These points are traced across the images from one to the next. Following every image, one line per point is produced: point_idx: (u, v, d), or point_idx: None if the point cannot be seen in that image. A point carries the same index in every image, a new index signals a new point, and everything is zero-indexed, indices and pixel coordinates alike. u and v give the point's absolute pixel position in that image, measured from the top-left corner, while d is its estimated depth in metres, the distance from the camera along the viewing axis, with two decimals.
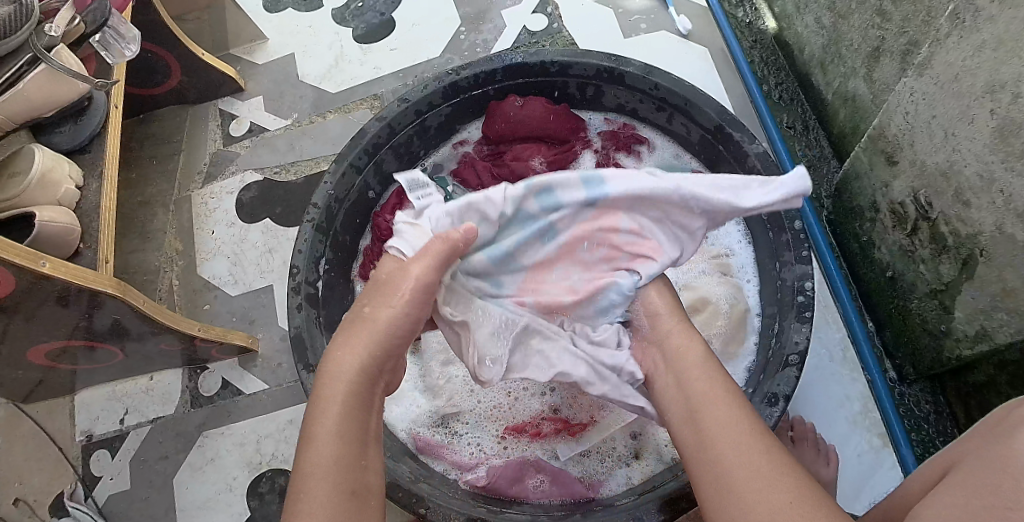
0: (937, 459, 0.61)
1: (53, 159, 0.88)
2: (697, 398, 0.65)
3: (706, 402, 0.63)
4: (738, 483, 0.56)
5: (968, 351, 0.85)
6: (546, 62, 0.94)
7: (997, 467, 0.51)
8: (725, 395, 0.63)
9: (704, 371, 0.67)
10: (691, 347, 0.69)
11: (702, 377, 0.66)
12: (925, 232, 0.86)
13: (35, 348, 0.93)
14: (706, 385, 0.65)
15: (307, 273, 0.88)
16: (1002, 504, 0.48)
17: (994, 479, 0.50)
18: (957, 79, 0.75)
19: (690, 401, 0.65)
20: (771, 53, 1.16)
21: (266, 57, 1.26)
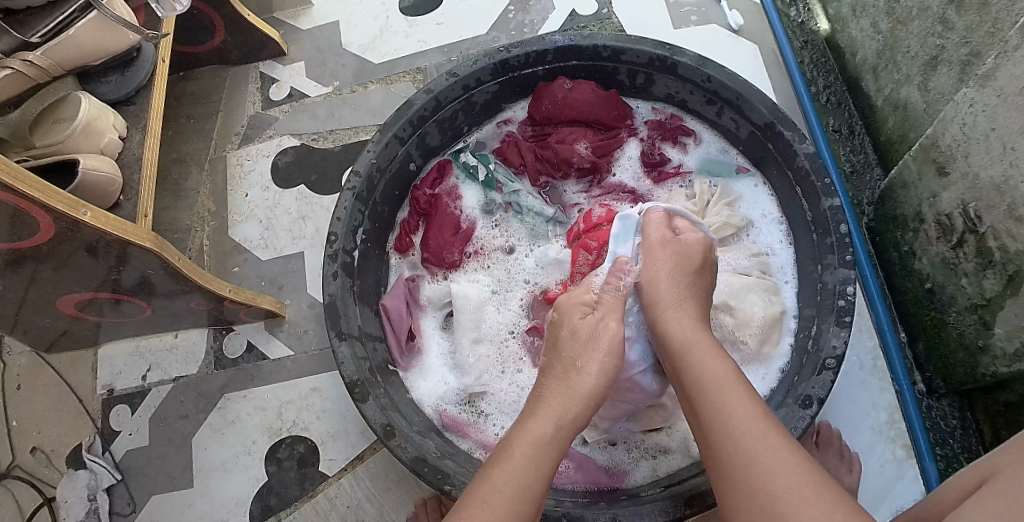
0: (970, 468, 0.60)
1: (98, 109, 0.87)
2: (714, 417, 0.58)
3: (734, 419, 0.56)
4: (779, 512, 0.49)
5: (1004, 369, 0.84)
6: (599, 46, 0.93)
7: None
8: (756, 418, 0.56)
9: (739, 393, 0.59)
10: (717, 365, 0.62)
11: (730, 394, 0.59)
12: (971, 245, 0.86)
13: (65, 297, 0.93)
14: (733, 406, 0.58)
15: (345, 241, 0.87)
16: None
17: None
18: (1022, 92, 0.74)
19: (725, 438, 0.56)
20: (822, 55, 1.15)
21: (310, 23, 1.25)
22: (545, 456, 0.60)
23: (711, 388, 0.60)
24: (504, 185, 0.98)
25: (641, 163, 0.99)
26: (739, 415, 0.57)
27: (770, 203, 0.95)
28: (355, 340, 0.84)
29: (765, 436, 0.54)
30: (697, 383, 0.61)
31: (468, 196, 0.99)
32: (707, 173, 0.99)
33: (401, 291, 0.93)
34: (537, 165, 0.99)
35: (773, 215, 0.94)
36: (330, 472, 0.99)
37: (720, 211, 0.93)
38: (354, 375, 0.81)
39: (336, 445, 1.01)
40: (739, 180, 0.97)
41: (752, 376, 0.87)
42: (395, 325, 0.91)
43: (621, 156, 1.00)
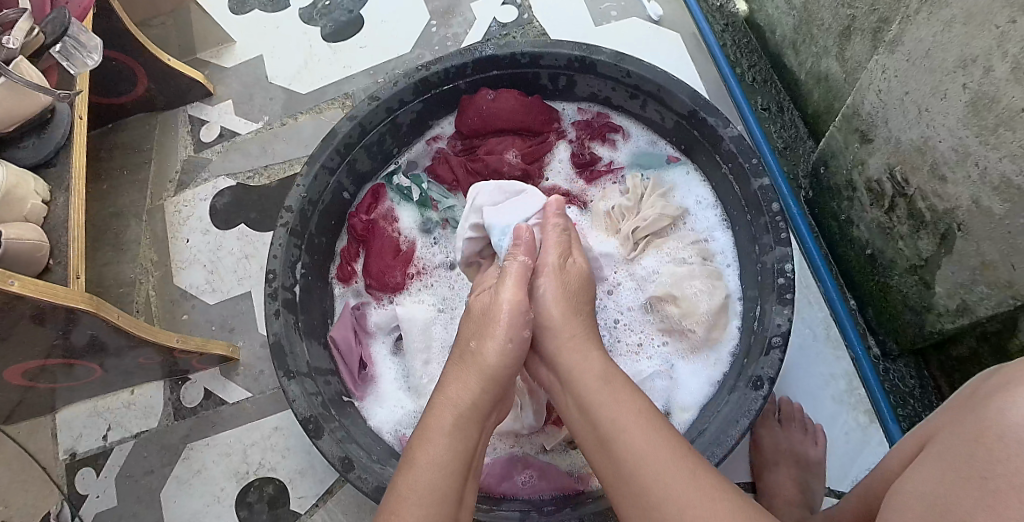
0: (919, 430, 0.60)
1: (17, 176, 0.85)
2: (609, 435, 0.61)
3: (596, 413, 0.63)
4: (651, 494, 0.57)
5: (950, 325, 0.85)
6: (517, 53, 0.93)
7: (973, 439, 0.48)
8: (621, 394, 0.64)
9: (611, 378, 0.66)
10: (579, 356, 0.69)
11: (594, 377, 0.66)
12: (902, 208, 0.86)
13: (10, 369, 0.91)
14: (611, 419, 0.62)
15: (284, 278, 0.87)
16: (979, 474, 0.46)
17: (966, 448, 0.48)
18: (929, 54, 0.74)
19: (598, 429, 0.63)
20: (743, 35, 1.16)
21: (234, 60, 1.24)
22: (467, 428, 0.65)
23: (573, 375, 0.68)
24: (439, 202, 0.98)
25: (572, 164, 1.00)
26: (606, 413, 0.63)
27: (703, 188, 0.95)
28: (305, 377, 0.83)
29: (644, 428, 0.60)
30: (568, 376, 0.68)
31: (404, 216, 0.99)
32: (639, 166, 0.99)
33: (348, 321, 0.93)
34: (469, 179, 0.98)
35: (708, 200, 0.95)
36: (301, 510, 0.99)
37: (656, 203, 0.94)
38: (306, 412, 0.80)
39: (305, 482, 1.00)
40: (672, 169, 0.97)
41: (704, 363, 0.87)
42: (345, 356, 0.91)
43: (552, 159, 1.01)
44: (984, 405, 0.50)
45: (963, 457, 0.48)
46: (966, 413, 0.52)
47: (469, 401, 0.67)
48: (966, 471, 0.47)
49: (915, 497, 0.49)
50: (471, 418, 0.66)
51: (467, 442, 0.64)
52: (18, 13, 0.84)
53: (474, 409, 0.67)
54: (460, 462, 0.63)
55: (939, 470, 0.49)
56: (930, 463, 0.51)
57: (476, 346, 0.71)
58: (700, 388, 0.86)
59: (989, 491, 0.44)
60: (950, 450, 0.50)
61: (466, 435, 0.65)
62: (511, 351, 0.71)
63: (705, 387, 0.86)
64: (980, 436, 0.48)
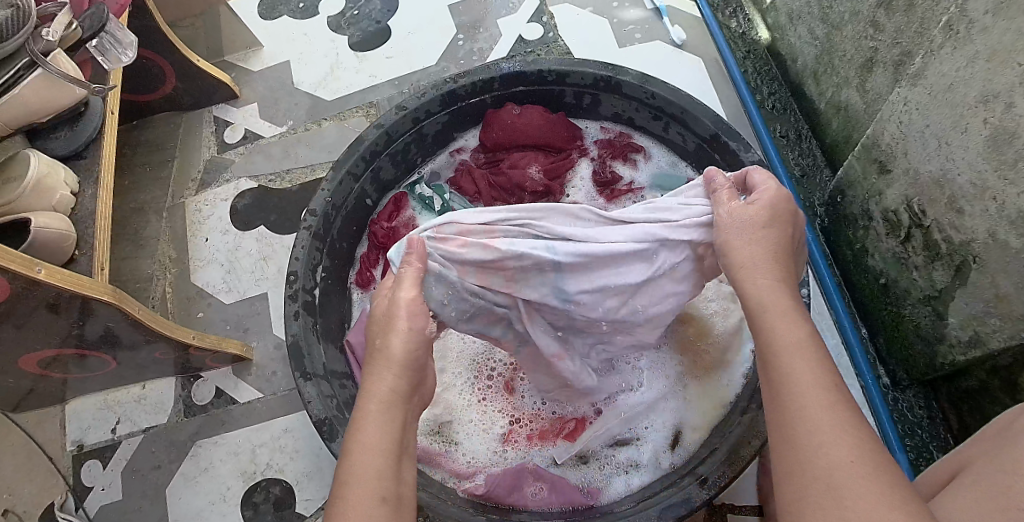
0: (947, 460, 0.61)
1: (48, 165, 0.87)
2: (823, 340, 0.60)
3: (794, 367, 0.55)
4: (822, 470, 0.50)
5: (962, 357, 0.85)
6: (544, 71, 0.95)
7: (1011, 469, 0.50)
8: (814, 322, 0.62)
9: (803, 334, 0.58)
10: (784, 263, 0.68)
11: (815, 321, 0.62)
12: (918, 239, 0.87)
13: (27, 357, 0.92)
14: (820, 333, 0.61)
15: (305, 280, 0.87)
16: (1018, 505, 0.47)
17: (1005, 479, 0.49)
18: (951, 88, 0.76)
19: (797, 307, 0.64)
20: (764, 63, 1.18)
21: (260, 64, 1.26)
22: (394, 413, 0.60)
23: (763, 326, 0.59)
24: (460, 212, 0.99)
25: (594, 182, 1.01)
26: (799, 373, 0.55)
27: None
28: (321, 379, 0.84)
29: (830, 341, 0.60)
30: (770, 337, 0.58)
31: (425, 226, 0.99)
32: (659, 187, 1.00)
33: (364, 326, 0.93)
34: (491, 192, 1.00)
35: None
36: (307, 513, 0.99)
37: None
38: (321, 413, 0.80)
39: (311, 485, 1.00)
40: None
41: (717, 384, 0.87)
42: (360, 361, 0.91)
43: (573, 176, 1.02)
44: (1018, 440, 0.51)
45: (1001, 486, 0.49)
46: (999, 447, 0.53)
47: (389, 389, 0.61)
48: (1005, 502, 0.48)
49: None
50: (396, 399, 0.61)
51: (394, 425, 0.60)
52: (58, 7, 0.86)
53: (395, 394, 0.61)
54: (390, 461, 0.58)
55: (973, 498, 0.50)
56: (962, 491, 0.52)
57: (381, 341, 0.64)
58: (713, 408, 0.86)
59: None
60: (984, 480, 0.51)
61: (391, 419, 0.60)
62: (416, 337, 0.64)
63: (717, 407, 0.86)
64: (1018, 468, 0.49)
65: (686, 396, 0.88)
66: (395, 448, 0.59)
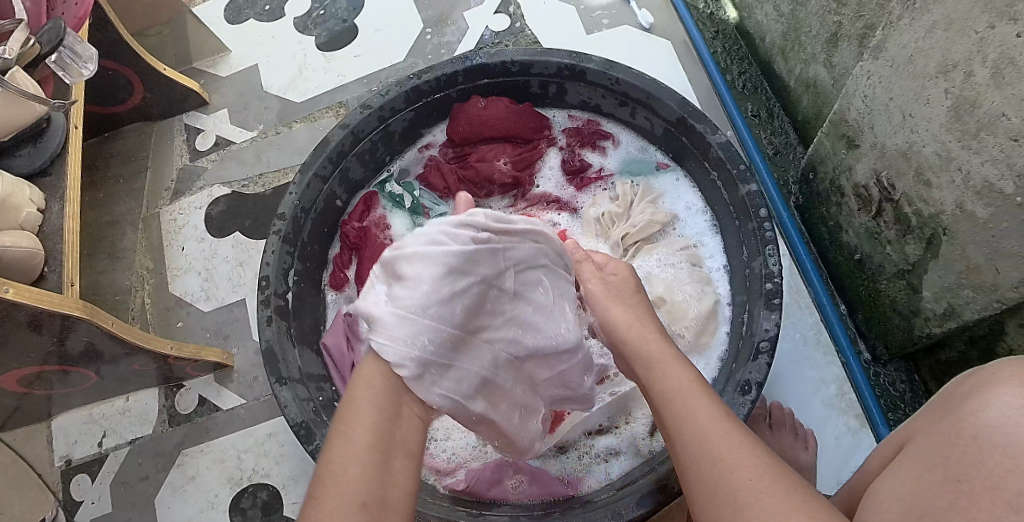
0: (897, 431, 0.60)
1: (13, 184, 0.86)
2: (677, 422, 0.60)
3: (695, 424, 0.59)
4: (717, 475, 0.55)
5: (938, 329, 0.85)
6: (507, 62, 0.95)
7: (951, 441, 0.49)
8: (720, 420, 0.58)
9: (678, 364, 0.65)
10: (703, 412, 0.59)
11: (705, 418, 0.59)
12: (889, 213, 0.86)
13: (4, 376, 0.92)
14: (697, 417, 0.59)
15: (277, 285, 0.87)
16: (955, 476, 0.47)
17: (946, 451, 0.49)
18: (912, 60, 0.75)
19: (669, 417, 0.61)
20: (734, 42, 1.17)
21: (229, 69, 1.25)
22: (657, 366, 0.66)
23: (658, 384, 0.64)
24: (430, 209, 0.99)
25: (563, 171, 1.01)
26: (708, 438, 0.57)
27: (693, 195, 0.96)
28: (296, 383, 0.84)
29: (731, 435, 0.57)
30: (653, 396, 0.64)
31: (397, 224, 1.00)
32: (629, 173, 1.00)
33: (340, 327, 0.93)
34: (460, 186, 1.00)
35: (698, 206, 0.95)
36: (294, 516, 0.99)
37: (645, 209, 0.95)
38: (298, 417, 0.80)
39: (297, 488, 1.00)
40: (662, 176, 0.98)
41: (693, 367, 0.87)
42: (337, 362, 0.91)
43: (543, 166, 1.01)
44: (961, 405, 0.51)
45: (941, 457, 0.49)
46: (943, 414, 0.53)
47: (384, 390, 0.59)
48: (944, 473, 0.48)
49: (889, 498, 0.50)
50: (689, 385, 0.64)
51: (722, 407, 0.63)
52: (13, 23, 0.85)
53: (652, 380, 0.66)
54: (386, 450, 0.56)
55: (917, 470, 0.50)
56: (906, 466, 0.52)
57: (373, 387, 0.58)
58: None
59: (963, 492, 0.45)
60: (928, 449, 0.51)
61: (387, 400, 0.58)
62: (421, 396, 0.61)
63: None
64: (958, 438, 0.48)
65: None
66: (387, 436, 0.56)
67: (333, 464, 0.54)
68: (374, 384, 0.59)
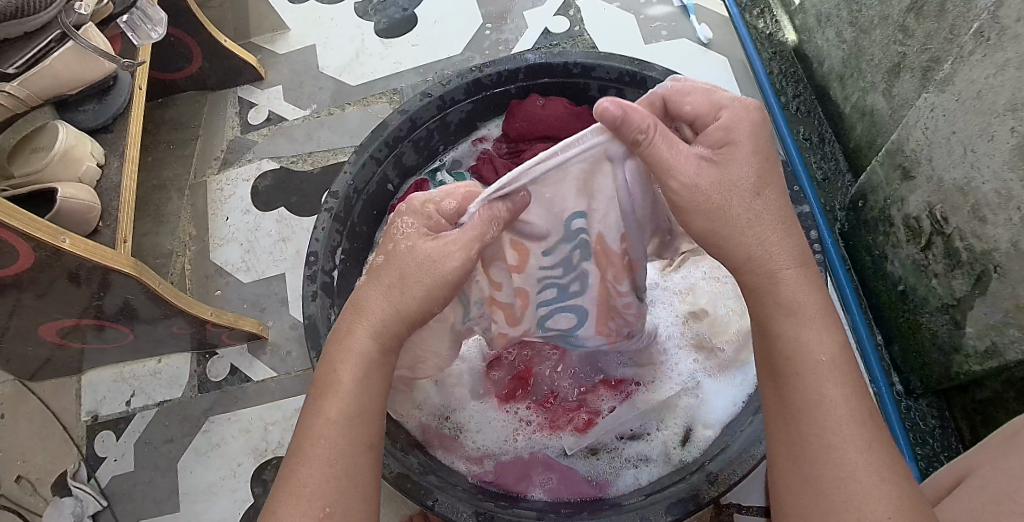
0: (949, 470, 0.61)
1: (76, 137, 0.88)
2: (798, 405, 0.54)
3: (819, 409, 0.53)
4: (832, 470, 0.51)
5: (978, 367, 0.85)
6: (569, 63, 0.95)
7: (1015, 476, 0.49)
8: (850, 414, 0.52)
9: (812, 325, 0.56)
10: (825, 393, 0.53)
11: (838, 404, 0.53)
12: (939, 247, 0.87)
13: (46, 325, 0.93)
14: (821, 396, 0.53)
15: (325, 261, 0.88)
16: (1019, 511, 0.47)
17: (1010, 485, 0.49)
18: (979, 96, 0.75)
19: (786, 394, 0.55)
20: (790, 65, 1.17)
21: (286, 47, 1.27)
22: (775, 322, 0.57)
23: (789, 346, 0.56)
24: None
25: None
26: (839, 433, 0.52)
27: None
28: None
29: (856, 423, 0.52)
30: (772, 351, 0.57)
31: None
32: None
33: None
34: None
35: None
36: None
37: None
38: None
39: None
40: None
41: (729, 383, 0.88)
42: None
43: None
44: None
45: (1006, 492, 0.49)
46: (1005, 452, 0.53)
47: (391, 309, 0.61)
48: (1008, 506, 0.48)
49: None
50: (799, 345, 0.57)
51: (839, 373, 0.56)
52: None
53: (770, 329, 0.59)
54: (360, 411, 0.58)
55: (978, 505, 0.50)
56: (967, 498, 0.52)
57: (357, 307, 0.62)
58: (724, 406, 0.87)
59: None
60: (991, 483, 0.51)
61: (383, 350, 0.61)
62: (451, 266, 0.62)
63: (727, 406, 0.86)
64: (1022, 474, 0.49)
65: (699, 393, 0.88)
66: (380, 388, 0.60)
67: (296, 469, 0.55)
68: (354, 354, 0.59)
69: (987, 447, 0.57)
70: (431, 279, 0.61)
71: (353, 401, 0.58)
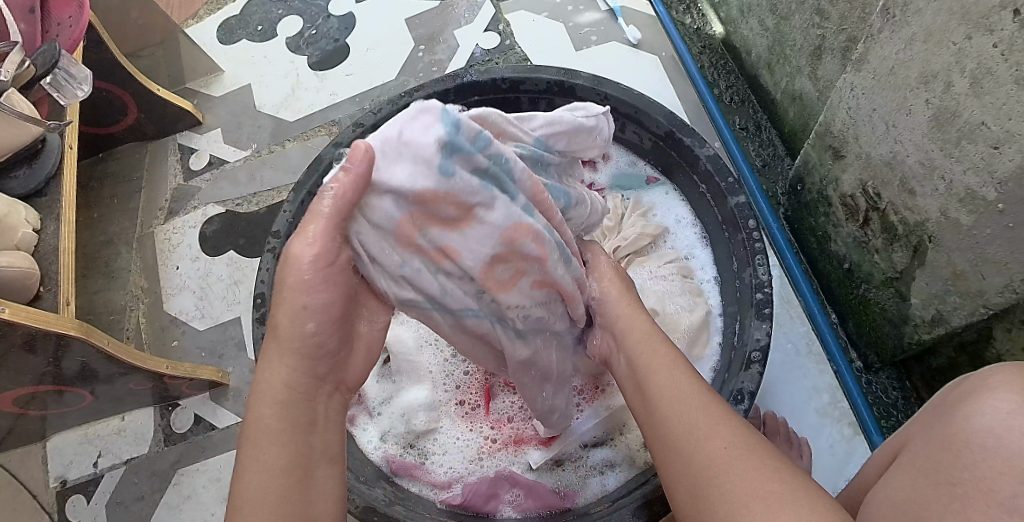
0: (887, 443, 0.62)
1: (8, 206, 0.87)
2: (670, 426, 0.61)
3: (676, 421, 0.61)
4: (689, 450, 0.59)
5: (928, 335, 0.86)
6: (498, 79, 0.96)
7: (940, 446, 0.50)
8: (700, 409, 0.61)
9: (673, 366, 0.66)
10: (682, 402, 0.62)
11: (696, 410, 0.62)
12: (876, 222, 0.88)
13: (1, 398, 0.92)
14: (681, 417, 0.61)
15: (272, 303, 0.88)
16: (947, 481, 0.48)
17: (935, 456, 0.50)
18: (893, 71, 0.76)
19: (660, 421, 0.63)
20: (720, 57, 1.19)
21: (222, 89, 1.26)
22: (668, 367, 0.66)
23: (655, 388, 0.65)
24: None
25: None
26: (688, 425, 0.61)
27: (682, 207, 0.97)
28: None
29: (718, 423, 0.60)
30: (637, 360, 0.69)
31: None
32: (620, 187, 1.02)
33: None
34: None
35: (687, 218, 0.97)
36: None
37: (636, 222, 0.96)
38: None
39: None
40: (651, 189, 1.00)
41: None
42: None
43: None
44: (949, 412, 0.52)
45: (934, 463, 0.50)
46: (933, 422, 0.54)
47: (286, 383, 0.60)
48: (937, 477, 0.49)
49: (886, 510, 0.51)
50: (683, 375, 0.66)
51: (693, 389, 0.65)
52: (9, 46, 0.86)
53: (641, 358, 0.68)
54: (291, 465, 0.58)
55: (909, 478, 0.51)
56: (901, 470, 0.53)
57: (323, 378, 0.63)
58: None
59: (957, 496, 0.47)
60: (921, 458, 0.52)
61: (287, 431, 0.58)
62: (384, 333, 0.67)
63: None
64: (945, 444, 0.50)
65: None
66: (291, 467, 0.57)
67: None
68: (269, 414, 0.59)
69: (917, 419, 0.58)
70: (307, 352, 0.60)
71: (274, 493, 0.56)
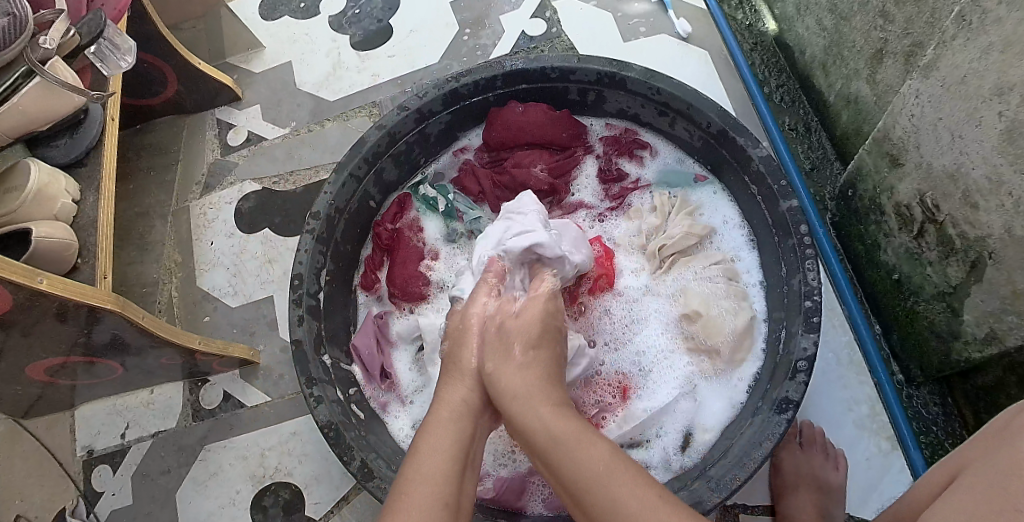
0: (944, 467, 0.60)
1: (49, 175, 0.86)
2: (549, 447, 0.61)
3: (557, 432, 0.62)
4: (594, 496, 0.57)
5: (978, 354, 0.83)
6: (547, 68, 0.94)
7: (1006, 471, 0.49)
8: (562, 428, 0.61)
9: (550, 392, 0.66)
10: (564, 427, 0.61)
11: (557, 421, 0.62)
12: (933, 234, 0.85)
13: (34, 365, 0.91)
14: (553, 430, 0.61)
15: (309, 284, 0.87)
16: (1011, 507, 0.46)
17: (1001, 482, 0.48)
18: (964, 81, 0.74)
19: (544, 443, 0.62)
20: (772, 55, 1.16)
21: (262, 65, 1.25)
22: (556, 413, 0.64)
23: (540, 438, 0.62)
24: (464, 213, 0.98)
25: (599, 179, 1.00)
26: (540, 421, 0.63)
27: (730, 209, 0.95)
28: (326, 384, 0.83)
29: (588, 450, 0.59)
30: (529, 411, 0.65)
31: (429, 227, 1.00)
32: (666, 183, 0.99)
33: (370, 329, 0.93)
34: (495, 191, 0.99)
35: (734, 220, 0.95)
36: (317, 516, 0.98)
37: (682, 221, 0.94)
38: (327, 419, 0.80)
39: (320, 488, 1.00)
40: (698, 188, 0.98)
41: (724, 386, 0.86)
42: (366, 364, 0.91)
43: (579, 175, 1.01)
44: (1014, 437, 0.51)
45: (998, 488, 0.48)
46: (996, 447, 0.53)
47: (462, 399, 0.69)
48: (1002, 504, 0.47)
49: None
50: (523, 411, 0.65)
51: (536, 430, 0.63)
52: (54, 14, 0.84)
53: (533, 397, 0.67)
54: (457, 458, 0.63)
55: (969, 500, 0.50)
56: (961, 494, 0.51)
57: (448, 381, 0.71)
58: (722, 408, 0.85)
59: None
60: (984, 483, 0.50)
61: (459, 430, 0.65)
62: None
63: (727, 408, 0.85)
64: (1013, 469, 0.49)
65: (695, 397, 0.86)
66: (458, 461, 0.63)
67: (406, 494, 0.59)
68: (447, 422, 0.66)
69: (979, 441, 0.57)
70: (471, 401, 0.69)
71: (439, 468, 0.61)
